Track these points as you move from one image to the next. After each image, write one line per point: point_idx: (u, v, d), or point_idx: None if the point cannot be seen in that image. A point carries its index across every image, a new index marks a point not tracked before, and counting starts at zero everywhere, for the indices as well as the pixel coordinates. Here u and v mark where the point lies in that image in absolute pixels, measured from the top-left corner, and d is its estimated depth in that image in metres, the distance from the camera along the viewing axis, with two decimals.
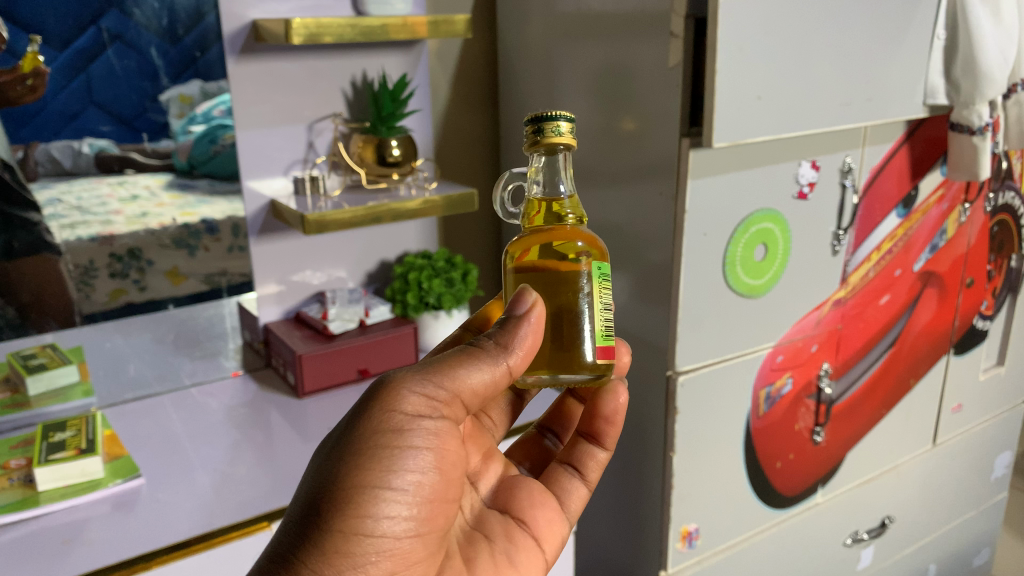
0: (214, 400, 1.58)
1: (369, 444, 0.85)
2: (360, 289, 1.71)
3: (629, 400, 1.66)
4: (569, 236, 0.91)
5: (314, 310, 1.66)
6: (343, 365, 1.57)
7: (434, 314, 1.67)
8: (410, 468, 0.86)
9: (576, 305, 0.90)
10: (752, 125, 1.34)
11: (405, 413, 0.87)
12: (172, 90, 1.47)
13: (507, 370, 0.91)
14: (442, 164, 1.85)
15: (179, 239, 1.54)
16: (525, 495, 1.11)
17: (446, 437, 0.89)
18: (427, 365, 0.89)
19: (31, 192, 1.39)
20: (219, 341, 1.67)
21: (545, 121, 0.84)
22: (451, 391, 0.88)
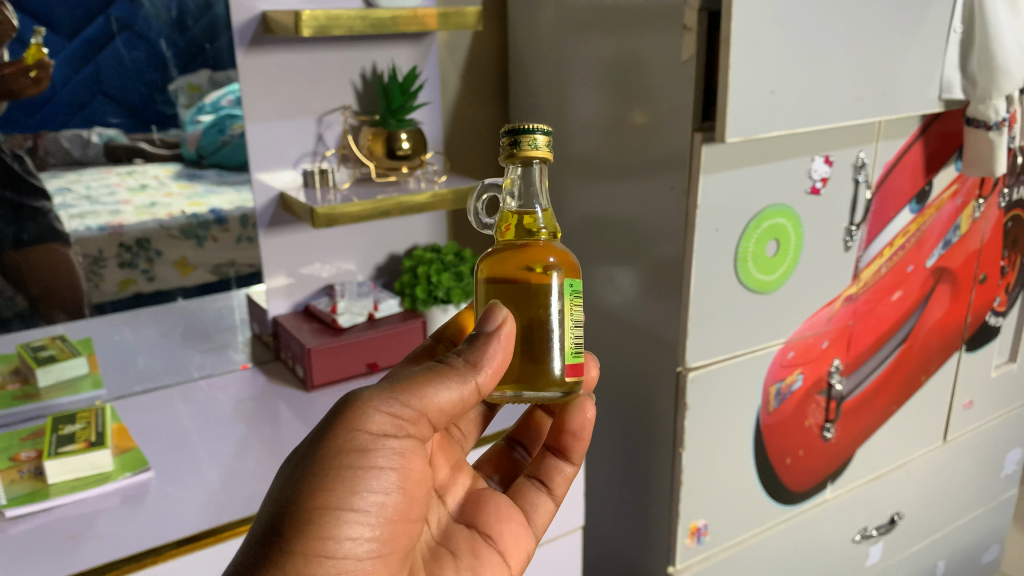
0: (223, 393, 1.58)
1: (334, 463, 0.83)
2: (368, 282, 1.70)
3: (639, 396, 1.65)
4: (541, 253, 0.92)
5: (322, 302, 1.66)
6: (352, 359, 1.57)
7: (445, 309, 1.66)
8: (376, 488, 0.85)
9: (547, 320, 0.92)
10: (766, 119, 1.33)
11: (370, 432, 0.85)
12: (180, 80, 1.46)
13: (475, 388, 0.89)
14: (452, 157, 1.84)
15: (187, 229, 1.54)
16: (491, 510, 1.15)
17: (412, 457, 0.88)
18: (395, 382, 0.88)
19: (41, 182, 1.38)
20: (228, 333, 1.67)
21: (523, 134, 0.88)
22: (417, 411, 0.86)
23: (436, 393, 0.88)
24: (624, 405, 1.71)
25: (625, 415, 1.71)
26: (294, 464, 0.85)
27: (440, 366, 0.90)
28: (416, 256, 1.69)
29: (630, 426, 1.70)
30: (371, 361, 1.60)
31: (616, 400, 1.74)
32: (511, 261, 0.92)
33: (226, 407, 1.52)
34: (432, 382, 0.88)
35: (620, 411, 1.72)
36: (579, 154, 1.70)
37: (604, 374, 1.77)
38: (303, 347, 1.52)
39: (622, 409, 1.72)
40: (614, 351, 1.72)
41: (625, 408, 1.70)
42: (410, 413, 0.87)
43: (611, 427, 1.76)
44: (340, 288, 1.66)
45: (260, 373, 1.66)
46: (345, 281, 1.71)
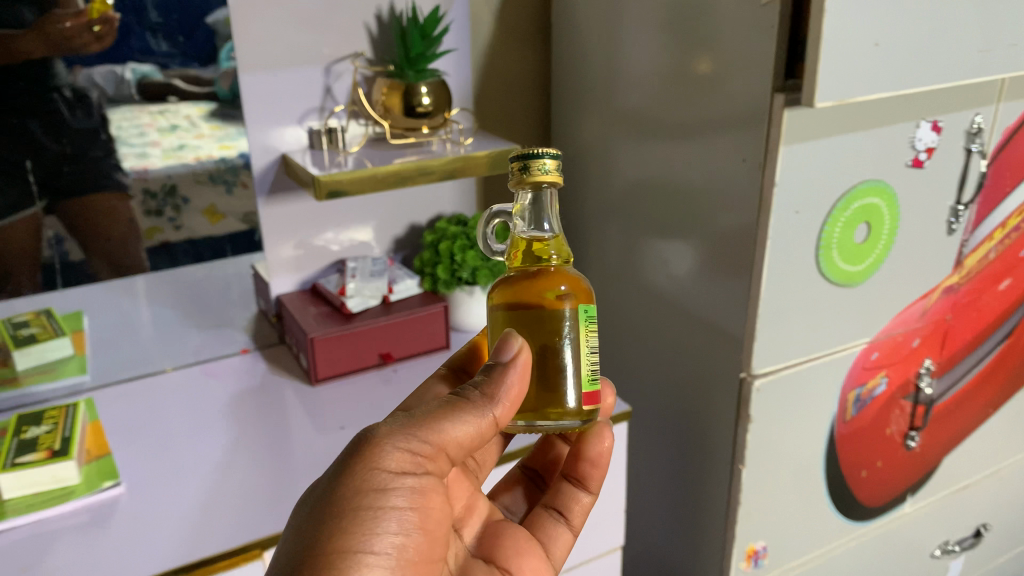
0: (218, 382, 1.40)
1: (351, 504, 0.77)
2: (384, 259, 1.49)
3: (693, 397, 1.42)
4: (552, 279, 0.88)
5: (331, 281, 1.45)
6: (362, 349, 1.37)
7: (471, 292, 1.45)
8: (395, 531, 0.79)
9: (561, 347, 0.87)
10: (867, 79, 1.06)
11: (390, 470, 0.79)
12: (217, 12, 1.25)
13: (493, 422, 0.85)
14: (483, 111, 1.60)
15: (216, 174, 1.33)
16: (511, 542, 1.01)
17: (432, 496, 0.83)
18: (409, 417, 0.83)
19: (64, 124, 1.19)
20: (228, 313, 1.48)
21: (531, 158, 0.86)
22: (436, 445, 0.81)
23: (454, 427, 0.83)
24: (674, 404, 1.48)
25: (675, 416, 1.49)
26: (306, 511, 0.79)
27: (453, 401, 0.85)
28: (440, 227, 1.47)
29: (682, 430, 1.47)
30: (384, 351, 1.40)
31: (664, 398, 1.51)
32: (522, 288, 0.88)
33: (219, 400, 1.34)
34: (448, 414, 0.83)
35: (669, 411, 1.50)
36: (630, 112, 1.44)
37: (651, 368, 1.54)
38: (305, 335, 1.33)
39: (672, 410, 1.50)
40: (664, 343, 1.49)
41: (675, 408, 1.48)
42: (429, 448, 0.81)
43: (658, 428, 1.54)
44: (352, 267, 1.45)
45: (261, 358, 1.47)
46: (357, 257, 1.50)
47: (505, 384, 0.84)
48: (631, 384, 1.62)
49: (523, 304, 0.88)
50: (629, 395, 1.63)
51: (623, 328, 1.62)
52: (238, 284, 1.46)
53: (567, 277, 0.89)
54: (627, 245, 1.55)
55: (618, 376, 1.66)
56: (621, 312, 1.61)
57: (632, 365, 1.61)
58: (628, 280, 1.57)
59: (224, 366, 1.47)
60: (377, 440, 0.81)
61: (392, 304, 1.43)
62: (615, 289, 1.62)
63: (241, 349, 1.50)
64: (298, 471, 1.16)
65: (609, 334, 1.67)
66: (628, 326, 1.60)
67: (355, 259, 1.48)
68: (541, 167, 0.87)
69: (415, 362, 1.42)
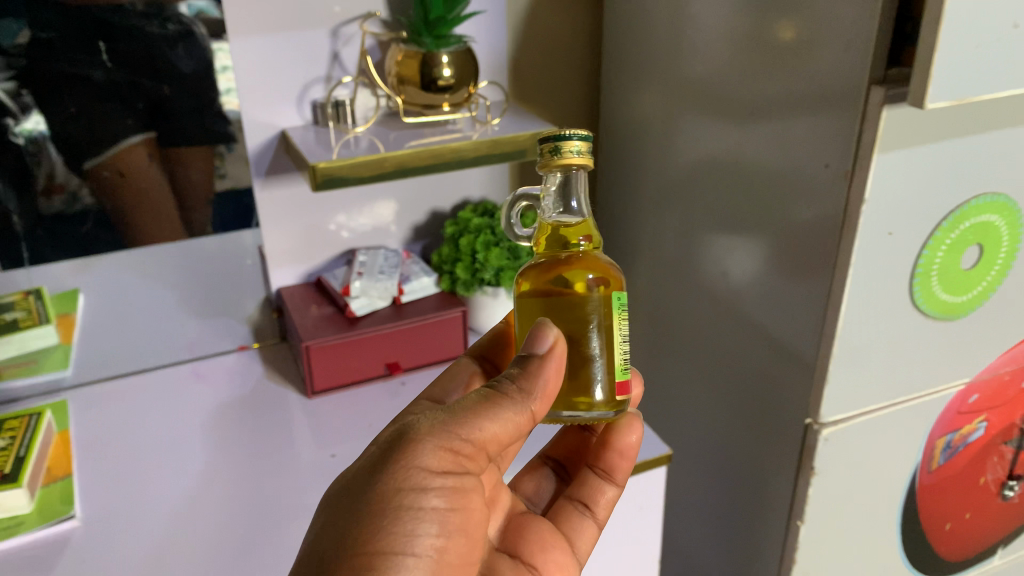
0: (207, 387, 1.25)
1: (387, 502, 0.71)
2: (399, 253, 1.31)
3: (749, 432, 1.21)
4: (579, 262, 0.78)
5: (336, 277, 1.28)
6: (366, 358, 1.20)
7: (495, 295, 1.27)
8: (431, 531, 0.72)
9: (589, 337, 0.77)
10: (999, 73, 0.81)
11: (427, 469, 0.72)
12: None
13: (533, 417, 0.77)
14: (520, 81, 1.38)
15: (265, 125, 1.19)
16: (534, 533, 0.92)
17: (470, 495, 0.76)
18: (445, 411, 0.76)
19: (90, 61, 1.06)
20: (223, 308, 1.32)
21: (558, 140, 0.74)
22: (475, 443, 0.74)
23: (492, 423, 0.75)
24: (727, 435, 1.28)
25: (728, 449, 1.28)
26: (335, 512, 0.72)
27: (491, 394, 0.77)
28: (464, 218, 1.28)
29: (734, 466, 1.27)
30: (391, 360, 1.23)
31: (717, 427, 1.30)
32: (547, 274, 0.78)
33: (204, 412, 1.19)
34: (485, 409, 0.75)
35: (722, 441, 1.29)
36: (694, 90, 1.21)
37: (703, 389, 1.33)
38: (299, 340, 1.16)
39: (725, 441, 1.29)
40: (719, 364, 1.27)
41: (728, 440, 1.27)
42: (468, 447, 0.74)
43: (709, 457, 1.34)
44: (360, 261, 1.28)
45: (259, 360, 1.31)
46: (368, 250, 1.31)
47: (542, 377, 0.75)
48: (681, 403, 1.41)
49: (547, 292, 0.78)
50: (677, 414, 1.43)
51: (673, 338, 1.40)
52: (232, 278, 1.29)
53: (596, 261, 0.79)
54: (683, 244, 1.33)
55: (664, 390, 1.45)
56: (672, 320, 1.40)
57: (681, 383, 1.40)
58: (682, 285, 1.35)
59: (219, 366, 1.32)
60: (413, 436, 0.74)
61: (404, 306, 1.25)
62: (667, 293, 1.40)
63: (239, 347, 1.35)
64: (276, 511, 1.00)
65: (656, 342, 1.46)
66: (679, 337, 1.38)
67: (365, 252, 1.30)
68: (572, 150, 0.74)
69: (428, 375, 1.24)
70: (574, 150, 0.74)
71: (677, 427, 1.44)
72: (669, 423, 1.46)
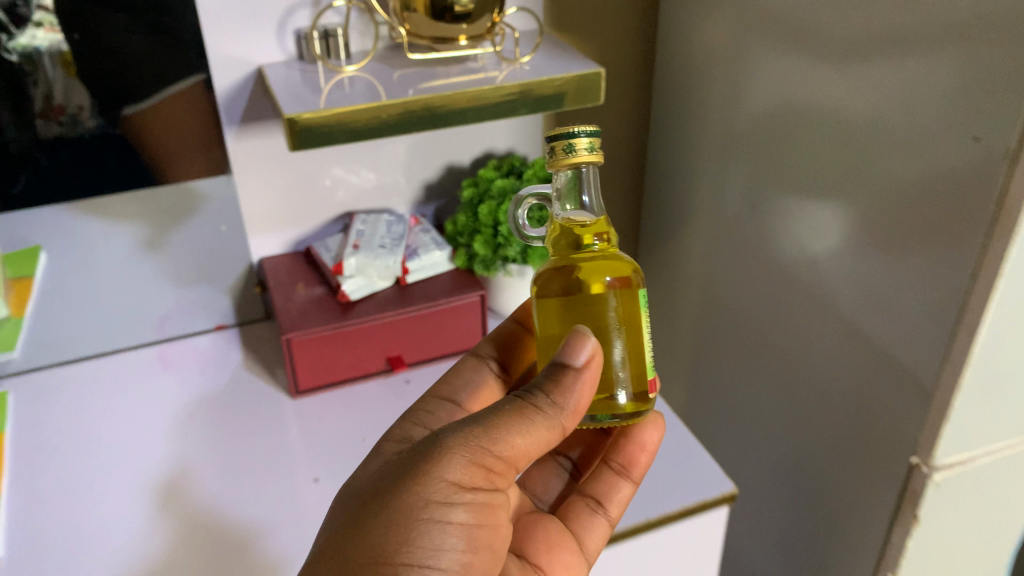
0: (174, 380, 1.03)
1: (413, 518, 0.60)
2: (406, 220, 1.08)
3: (831, 455, 0.99)
4: (595, 260, 0.65)
5: (329, 250, 1.05)
6: (361, 351, 0.99)
7: (520, 274, 1.04)
8: (458, 547, 0.62)
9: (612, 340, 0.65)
10: None
11: (459, 484, 0.61)
12: None
13: (564, 431, 0.65)
14: (559, 7, 1.11)
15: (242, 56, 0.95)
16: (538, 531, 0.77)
17: (495, 513, 0.64)
18: (469, 420, 0.64)
19: None
20: (196, 280, 1.10)
21: (567, 137, 0.62)
22: (508, 459, 0.62)
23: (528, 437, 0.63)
24: (804, 450, 1.05)
25: (805, 464, 1.05)
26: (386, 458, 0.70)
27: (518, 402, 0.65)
28: (485, 177, 1.04)
29: (811, 485, 1.04)
30: (392, 354, 1.01)
31: (791, 437, 1.07)
32: (559, 276, 0.65)
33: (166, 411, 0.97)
34: (514, 422, 0.63)
35: (796, 456, 1.07)
36: (783, 22, 0.93)
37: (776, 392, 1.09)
38: (279, 331, 0.95)
39: (801, 456, 1.06)
40: (795, 367, 1.03)
41: (807, 455, 1.05)
42: (499, 463, 0.62)
43: (780, 469, 1.12)
44: (358, 231, 1.05)
45: (239, 344, 1.10)
46: (367, 216, 1.08)
47: (579, 391, 0.63)
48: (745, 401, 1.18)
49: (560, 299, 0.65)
50: (739, 412, 1.20)
51: (737, 326, 1.16)
52: (202, 245, 1.06)
53: (617, 259, 0.66)
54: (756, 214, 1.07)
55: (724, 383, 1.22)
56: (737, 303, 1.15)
57: (746, 379, 1.16)
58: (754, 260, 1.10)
59: (191, 350, 1.10)
60: (438, 450, 0.62)
61: (409, 289, 1.03)
62: (732, 268, 1.15)
63: (216, 327, 1.13)
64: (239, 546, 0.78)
65: (716, 327, 1.22)
66: (745, 326, 1.14)
67: (364, 219, 1.07)
68: (584, 147, 0.63)
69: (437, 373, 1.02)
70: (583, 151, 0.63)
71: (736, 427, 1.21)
72: (729, 421, 1.23)
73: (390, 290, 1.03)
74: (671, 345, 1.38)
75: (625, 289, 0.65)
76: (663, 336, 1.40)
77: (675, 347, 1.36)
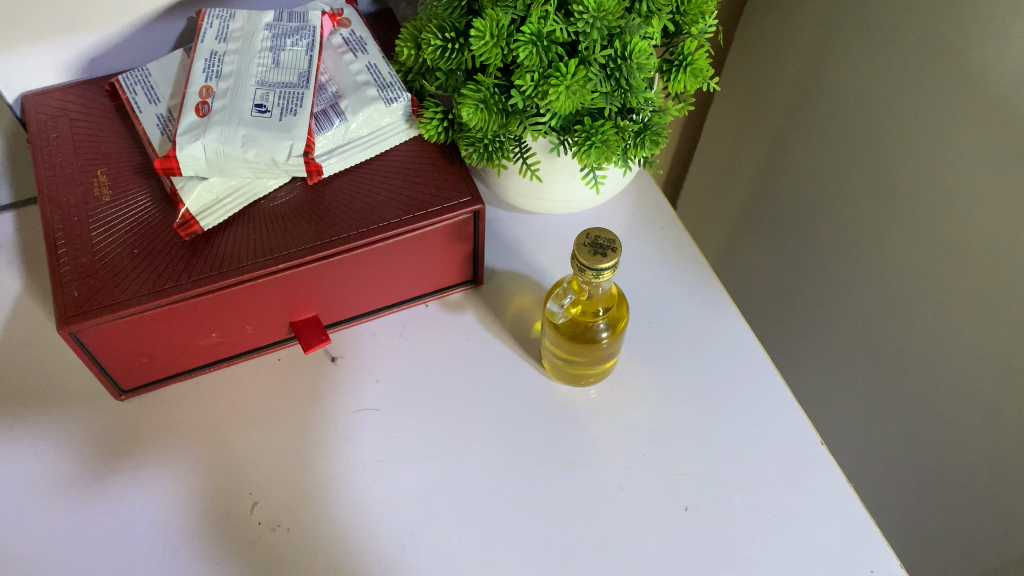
0: None
1: None
2: (313, 29, 0.53)
3: (998, 505, 0.60)
4: (589, 341, 0.49)
5: (158, 103, 0.51)
6: (239, 319, 0.51)
7: (553, 157, 0.50)
8: None
9: (593, 368, 0.53)
10: None
11: None
12: None
13: None
14: None
15: None
16: None
17: None
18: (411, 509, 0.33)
19: None
20: None
21: (596, 267, 0.42)
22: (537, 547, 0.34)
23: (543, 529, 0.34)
24: (956, 459, 0.63)
25: (950, 479, 0.64)
26: None
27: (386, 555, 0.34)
28: None
29: (959, 517, 0.64)
30: (302, 314, 0.53)
31: (934, 429, 0.65)
32: (565, 337, 0.49)
33: None
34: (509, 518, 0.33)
35: (938, 459, 0.65)
36: None
37: (928, 350, 0.64)
38: (55, 314, 0.45)
39: (946, 464, 0.64)
40: (972, 349, 0.60)
41: (958, 471, 0.63)
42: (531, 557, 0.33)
43: (889, 449, 0.71)
44: (209, 67, 0.50)
45: (10, 256, 0.59)
46: (231, 20, 0.53)
47: None
48: (855, 325, 0.72)
49: (553, 337, 0.50)
50: (839, 329, 0.75)
51: (882, 213, 0.66)
52: None
53: (598, 362, 0.52)
54: (998, 59, 0.52)
55: (823, 275, 0.76)
56: (894, 179, 0.64)
57: (871, 299, 0.69)
58: (974, 124, 0.55)
59: None
60: None
61: (328, 189, 0.51)
62: None
63: None
64: None
65: (832, 192, 0.72)
66: (901, 224, 0.64)
67: (224, 31, 0.52)
68: (593, 276, 0.43)
69: (390, 348, 0.56)
70: (608, 277, 0.44)
71: (822, 346, 0.77)
72: (813, 336, 0.79)
73: (290, 189, 0.51)
74: (738, 171, 0.87)
75: (609, 360, 0.52)
76: (726, 150, 0.89)
77: (745, 177, 0.86)
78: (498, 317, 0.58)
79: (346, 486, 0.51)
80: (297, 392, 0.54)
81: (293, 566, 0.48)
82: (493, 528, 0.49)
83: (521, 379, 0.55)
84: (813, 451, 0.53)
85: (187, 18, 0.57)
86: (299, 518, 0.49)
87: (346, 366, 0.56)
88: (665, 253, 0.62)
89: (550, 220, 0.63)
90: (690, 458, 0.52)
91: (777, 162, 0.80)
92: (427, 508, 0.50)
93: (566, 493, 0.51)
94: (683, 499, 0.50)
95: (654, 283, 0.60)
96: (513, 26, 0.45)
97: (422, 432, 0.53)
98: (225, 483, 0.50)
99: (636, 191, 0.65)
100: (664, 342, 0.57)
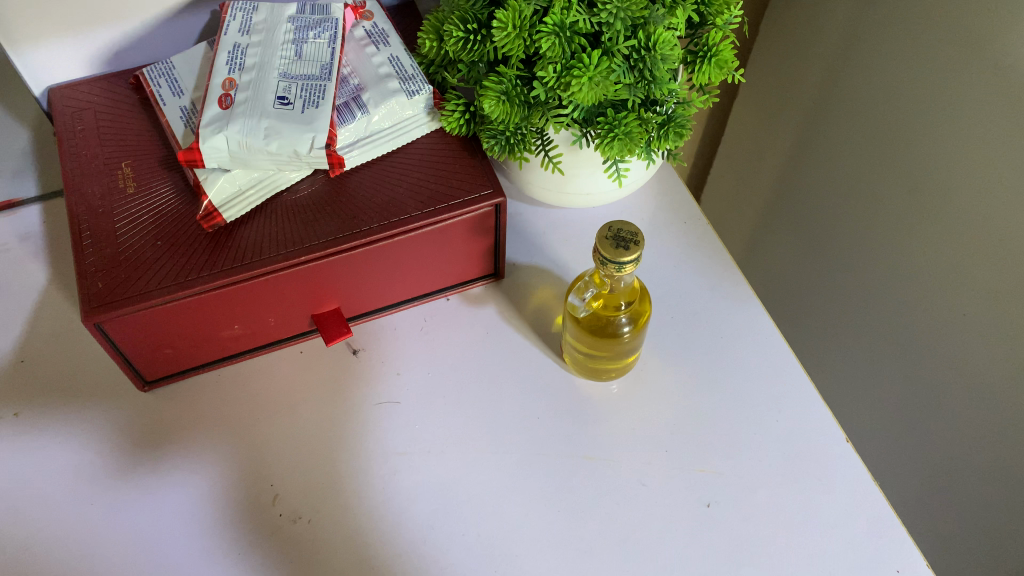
0: None
1: None
2: (335, 21, 0.53)
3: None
4: (609, 338, 0.48)
5: (182, 96, 0.51)
6: (261, 311, 0.51)
7: (575, 149, 0.50)
8: None
9: (614, 363, 0.52)
10: None
11: None
12: None
13: None
14: None
15: None
16: None
17: None
18: None
19: None
20: None
21: (620, 260, 0.42)
22: None
23: None
24: (983, 458, 0.62)
25: (978, 478, 0.63)
26: None
27: None
28: None
29: (986, 517, 0.63)
30: (324, 307, 0.53)
31: (962, 427, 0.64)
32: (586, 333, 0.49)
33: None
34: None
35: (964, 458, 0.64)
36: None
37: (956, 347, 0.63)
38: (80, 305, 0.45)
39: (975, 463, 0.63)
40: (1001, 348, 0.59)
41: (987, 470, 0.62)
42: None
43: (914, 448, 0.70)
44: (233, 60, 0.50)
45: (37, 247, 0.59)
46: (253, 12, 0.53)
47: None
48: (881, 322, 0.71)
49: (575, 334, 0.50)
50: (864, 326, 0.74)
51: (909, 208, 0.65)
52: None
53: (621, 357, 0.51)
54: None
55: (848, 271, 0.74)
56: (922, 174, 0.63)
57: (898, 296, 0.68)
58: (1004, 116, 0.54)
59: None
60: None
61: (350, 181, 0.51)
62: None
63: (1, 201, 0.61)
64: None
65: (859, 186, 0.71)
66: (928, 218, 0.63)
67: (247, 23, 0.52)
68: (616, 269, 0.43)
69: (412, 341, 0.56)
70: (630, 271, 0.43)
71: (847, 342, 0.76)
72: (838, 332, 0.78)
73: (312, 181, 0.51)
74: (763, 166, 0.86)
75: (632, 354, 0.52)
76: (751, 145, 0.88)
77: (770, 172, 0.85)
78: (520, 311, 0.58)
79: (367, 478, 0.51)
80: (319, 386, 0.55)
81: (313, 558, 0.48)
82: (512, 522, 0.49)
83: (543, 374, 0.55)
84: (837, 449, 0.52)
85: (212, 12, 0.58)
86: (320, 510, 0.49)
87: (368, 359, 0.56)
88: (688, 248, 0.61)
89: (573, 214, 0.62)
90: (712, 453, 0.52)
91: (802, 157, 0.79)
92: (446, 502, 0.50)
93: (586, 487, 0.50)
94: (706, 495, 0.50)
95: (676, 277, 0.59)
96: (536, 17, 0.45)
97: (442, 425, 0.53)
98: (247, 476, 0.51)
99: (658, 186, 0.65)
100: (686, 337, 0.57)
